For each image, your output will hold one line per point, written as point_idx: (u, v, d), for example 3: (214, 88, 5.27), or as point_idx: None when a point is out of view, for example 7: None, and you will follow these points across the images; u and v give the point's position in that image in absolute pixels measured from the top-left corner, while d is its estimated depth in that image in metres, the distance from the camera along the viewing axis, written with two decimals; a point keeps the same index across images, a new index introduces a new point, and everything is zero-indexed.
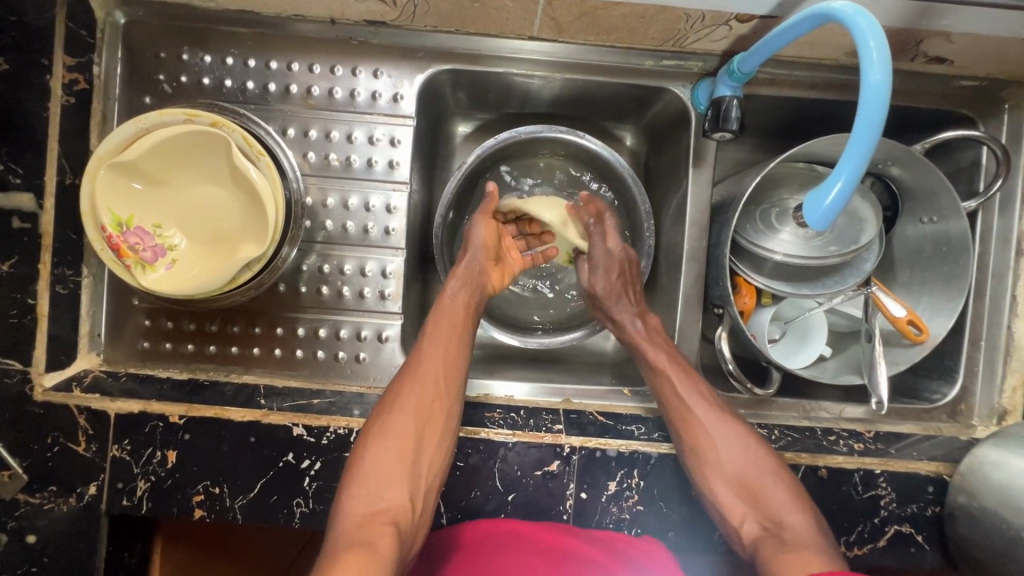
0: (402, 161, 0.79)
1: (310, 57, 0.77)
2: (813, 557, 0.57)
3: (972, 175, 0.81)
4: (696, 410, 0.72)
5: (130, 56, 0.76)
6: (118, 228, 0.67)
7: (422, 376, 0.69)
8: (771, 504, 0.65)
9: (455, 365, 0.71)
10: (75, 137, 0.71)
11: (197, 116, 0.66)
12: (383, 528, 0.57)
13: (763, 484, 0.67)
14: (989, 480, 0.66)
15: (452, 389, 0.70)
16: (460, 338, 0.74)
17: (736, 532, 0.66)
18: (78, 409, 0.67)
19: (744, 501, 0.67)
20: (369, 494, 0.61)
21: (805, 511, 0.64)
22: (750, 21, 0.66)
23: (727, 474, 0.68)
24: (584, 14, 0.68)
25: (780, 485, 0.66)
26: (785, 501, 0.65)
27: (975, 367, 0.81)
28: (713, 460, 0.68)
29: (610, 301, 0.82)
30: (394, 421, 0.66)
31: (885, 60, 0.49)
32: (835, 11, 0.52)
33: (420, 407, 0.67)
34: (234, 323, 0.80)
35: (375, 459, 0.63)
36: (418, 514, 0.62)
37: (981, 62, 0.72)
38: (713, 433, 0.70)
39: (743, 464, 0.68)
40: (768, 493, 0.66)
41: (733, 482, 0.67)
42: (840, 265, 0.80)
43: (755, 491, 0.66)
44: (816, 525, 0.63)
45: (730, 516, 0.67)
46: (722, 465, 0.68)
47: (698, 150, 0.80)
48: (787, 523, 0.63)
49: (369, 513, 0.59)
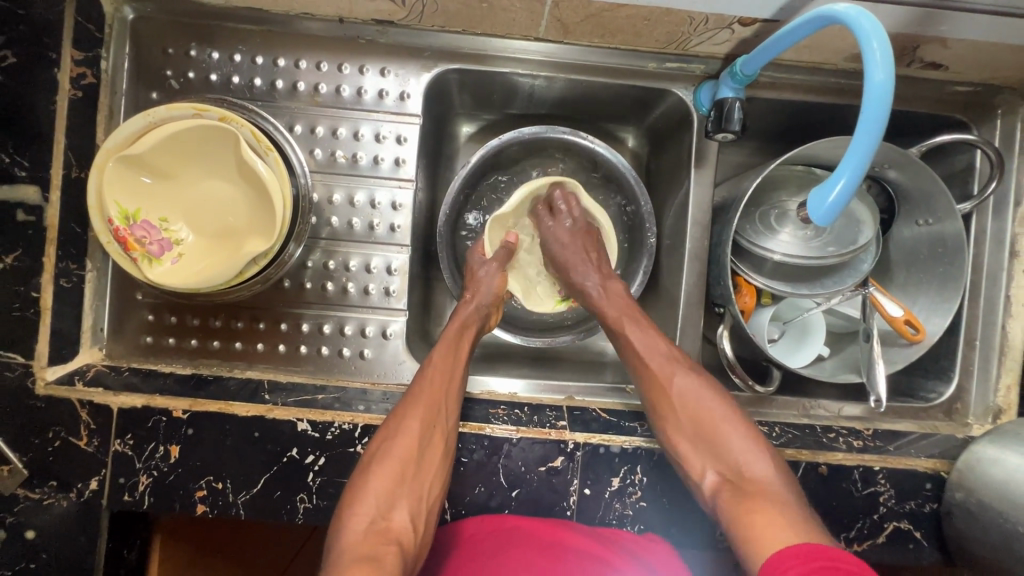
0: (408, 159, 0.79)
1: (317, 55, 0.77)
2: (774, 510, 0.56)
3: (967, 178, 0.83)
4: (658, 365, 0.72)
5: (138, 52, 0.76)
6: (125, 220, 0.67)
7: (424, 400, 0.68)
8: (731, 455, 0.64)
9: (457, 389, 0.71)
10: (82, 131, 0.72)
11: (205, 110, 0.66)
12: (387, 546, 0.57)
13: (723, 426, 0.66)
14: (986, 477, 0.67)
15: (453, 411, 0.69)
16: (462, 366, 0.74)
17: (698, 487, 0.65)
18: (80, 403, 0.67)
19: (706, 453, 0.65)
20: (371, 511, 0.60)
21: (766, 459, 0.63)
22: (752, 25, 0.67)
23: (687, 420, 0.67)
24: (590, 16, 0.69)
25: (740, 429, 0.66)
26: (744, 447, 0.64)
27: (970, 367, 0.83)
28: (672, 409, 0.69)
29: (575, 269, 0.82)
30: (398, 443, 0.64)
31: (889, 61, 0.50)
32: (838, 13, 0.53)
33: (424, 427, 0.66)
34: (238, 319, 0.79)
35: (376, 476, 0.62)
36: (420, 534, 0.61)
37: (975, 68, 0.74)
38: (673, 385, 0.70)
39: (704, 410, 0.67)
40: (726, 437, 0.65)
41: (693, 426, 0.67)
42: (838, 267, 0.82)
43: (714, 436, 0.66)
44: (777, 470, 0.62)
45: (691, 470, 0.66)
46: (681, 416, 0.68)
47: (700, 151, 0.81)
48: (748, 471, 0.62)
49: (372, 529, 0.58)
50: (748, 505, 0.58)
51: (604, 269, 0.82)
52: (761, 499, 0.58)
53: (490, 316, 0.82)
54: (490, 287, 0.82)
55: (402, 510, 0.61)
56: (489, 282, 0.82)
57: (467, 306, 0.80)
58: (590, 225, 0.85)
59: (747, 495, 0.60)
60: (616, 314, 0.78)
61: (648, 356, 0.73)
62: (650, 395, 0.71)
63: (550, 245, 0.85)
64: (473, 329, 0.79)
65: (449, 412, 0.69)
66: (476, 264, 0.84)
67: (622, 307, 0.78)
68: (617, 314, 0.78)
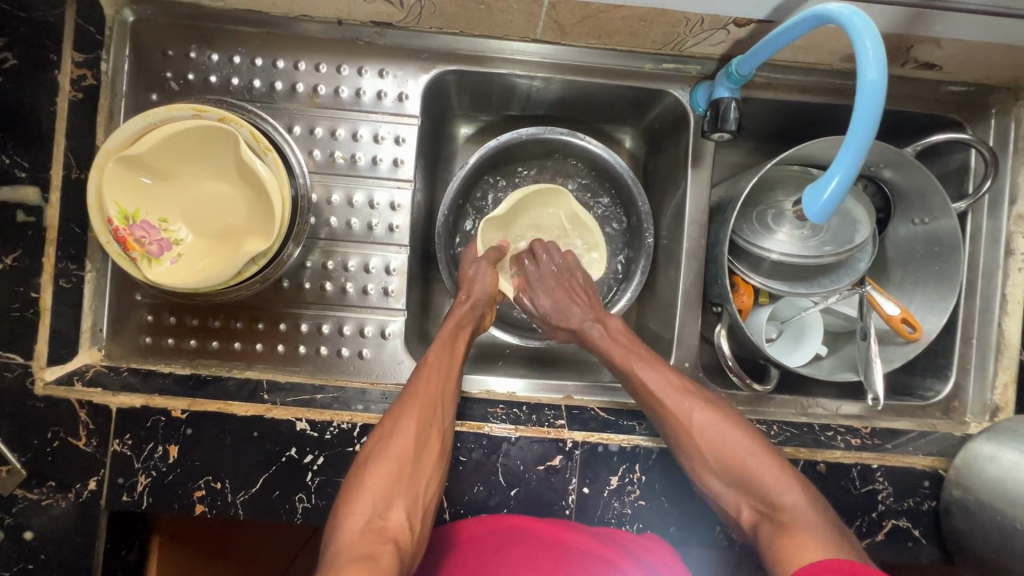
0: (407, 159, 0.80)
1: (316, 57, 0.78)
2: (808, 543, 0.55)
3: (962, 177, 0.84)
4: (668, 402, 0.69)
5: (138, 54, 0.77)
6: (124, 220, 0.67)
7: (421, 399, 0.68)
8: (760, 486, 0.62)
9: (453, 388, 0.71)
10: (82, 133, 0.72)
11: (205, 111, 0.67)
12: (384, 544, 0.57)
13: (749, 461, 0.63)
14: (983, 474, 0.68)
15: (449, 410, 0.69)
16: (459, 366, 0.74)
17: (736, 522, 0.64)
18: (79, 403, 0.67)
19: (736, 487, 0.63)
20: (368, 510, 0.60)
21: (794, 486, 0.60)
22: (747, 25, 0.68)
23: (712, 458, 0.64)
24: (586, 17, 0.70)
25: (768, 461, 0.63)
26: (773, 477, 0.61)
27: (967, 365, 0.83)
28: (694, 451, 0.66)
29: (566, 315, 0.83)
30: (394, 442, 0.64)
31: (881, 59, 0.51)
32: (832, 12, 0.54)
33: (420, 427, 0.66)
34: (238, 319, 0.80)
35: (372, 477, 0.62)
36: (418, 531, 0.61)
37: (969, 68, 0.75)
38: (687, 420, 0.67)
39: (728, 446, 0.64)
40: (755, 472, 0.62)
41: (720, 465, 0.64)
42: (835, 266, 0.82)
43: (742, 472, 0.63)
44: (807, 497, 0.60)
45: (726, 505, 0.64)
46: (702, 450, 0.65)
47: (696, 151, 0.81)
48: (778, 502, 0.60)
49: (368, 527, 0.58)
50: (783, 539, 0.57)
51: (596, 307, 0.83)
52: (796, 534, 0.56)
53: (484, 317, 0.83)
54: (483, 286, 0.81)
55: (399, 508, 0.61)
56: (482, 280, 0.81)
57: (463, 305, 0.80)
58: (574, 269, 0.86)
59: (782, 529, 0.58)
60: (625, 357, 0.75)
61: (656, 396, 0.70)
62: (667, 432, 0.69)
63: (534, 301, 0.85)
64: (468, 330, 0.79)
65: (447, 411, 0.69)
66: (470, 264, 0.83)
67: (625, 347, 0.76)
68: (621, 354, 0.76)
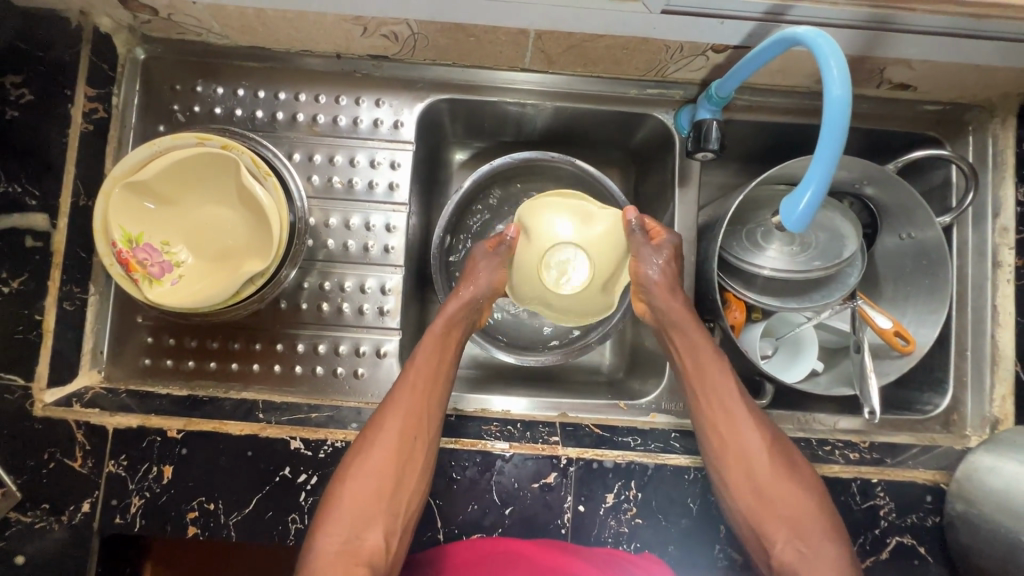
0: (402, 183, 0.83)
1: (316, 89, 0.82)
2: None
3: (944, 192, 0.86)
4: (739, 417, 0.70)
5: (147, 89, 0.81)
6: (128, 244, 0.70)
7: (403, 413, 0.68)
8: (797, 522, 0.65)
9: (440, 391, 0.71)
10: (93, 162, 0.75)
11: (208, 139, 0.71)
12: (358, 567, 0.60)
13: (793, 494, 0.66)
14: (984, 487, 0.66)
15: (435, 421, 0.69)
16: (447, 369, 0.73)
17: (765, 560, 0.66)
18: (77, 424, 0.68)
19: (779, 523, 0.66)
20: (343, 532, 0.62)
21: (829, 531, 0.65)
22: (725, 51, 0.71)
23: (753, 487, 0.67)
24: (571, 47, 0.73)
25: (809, 498, 0.66)
26: (810, 513, 0.65)
27: (963, 377, 0.83)
28: (739, 479, 0.68)
29: (667, 287, 0.75)
30: (374, 457, 0.65)
31: (845, 77, 0.53)
32: (799, 35, 0.57)
33: (402, 440, 0.66)
34: (235, 339, 0.81)
35: (351, 493, 0.64)
36: (393, 551, 0.63)
37: (940, 87, 0.78)
38: (746, 440, 0.69)
39: (773, 479, 0.67)
40: (797, 510, 0.66)
41: (759, 494, 0.67)
42: (827, 280, 0.83)
43: (783, 507, 0.66)
44: (846, 554, 0.64)
45: (765, 543, 0.66)
46: (754, 480, 0.68)
47: (682, 170, 0.84)
48: (815, 547, 0.64)
49: (345, 549, 0.61)
50: None
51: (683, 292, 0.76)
52: None
53: (483, 313, 0.80)
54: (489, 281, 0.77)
55: (377, 528, 0.63)
56: (488, 276, 0.77)
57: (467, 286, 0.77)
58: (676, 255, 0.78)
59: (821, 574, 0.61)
60: (693, 365, 0.74)
61: (729, 407, 0.71)
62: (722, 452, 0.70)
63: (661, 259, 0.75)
64: (459, 331, 0.77)
65: (433, 420, 0.69)
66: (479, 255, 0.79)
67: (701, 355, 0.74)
68: (693, 363, 0.74)
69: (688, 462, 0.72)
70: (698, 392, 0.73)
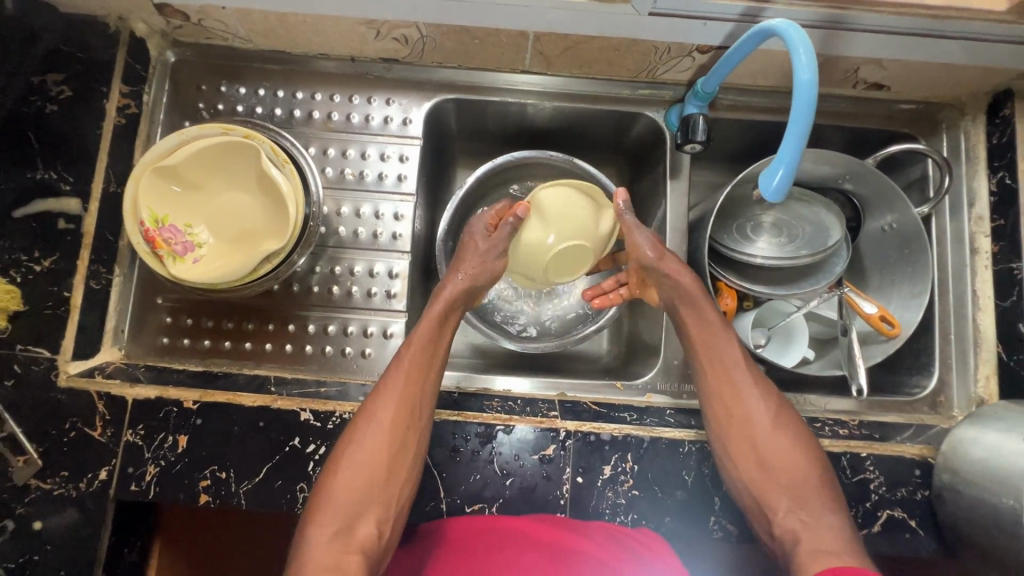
0: (409, 175, 0.88)
1: (331, 88, 0.88)
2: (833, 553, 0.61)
3: (922, 185, 0.91)
4: (746, 389, 0.75)
5: (175, 88, 0.87)
6: (154, 224, 0.74)
7: (393, 403, 0.70)
8: (801, 493, 0.68)
9: (432, 378, 0.74)
10: (123, 152, 0.81)
11: (231, 129, 0.76)
12: (350, 555, 0.62)
13: (789, 464, 0.70)
14: (967, 457, 0.69)
15: (427, 408, 0.72)
16: (438, 360, 0.75)
17: (769, 533, 0.68)
18: (98, 395, 0.71)
19: (784, 494, 0.69)
20: (336, 520, 0.64)
21: (829, 501, 0.67)
22: (709, 52, 0.78)
23: (757, 457, 0.71)
24: (567, 49, 0.80)
25: (810, 468, 0.70)
26: (813, 482, 0.69)
27: (948, 359, 0.86)
28: (743, 452, 0.71)
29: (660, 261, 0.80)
30: (366, 447, 0.68)
31: (812, 62, 0.59)
32: (770, 27, 0.63)
33: (394, 429, 0.69)
34: (250, 320, 0.85)
35: (342, 482, 0.66)
36: (386, 538, 0.66)
37: (912, 86, 0.84)
38: (751, 412, 0.73)
39: (777, 450, 0.71)
40: (802, 477, 0.69)
41: (764, 467, 0.71)
42: (814, 269, 0.86)
43: (785, 477, 0.70)
44: (848, 524, 0.66)
45: (770, 515, 0.69)
46: (760, 451, 0.71)
47: (674, 164, 0.89)
48: (823, 517, 0.66)
49: (338, 535, 0.63)
50: (818, 551, 0.62)
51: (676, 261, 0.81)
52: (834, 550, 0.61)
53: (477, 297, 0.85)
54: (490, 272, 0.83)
55: (367, 518, 0.65)
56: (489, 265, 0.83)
57: (462, 277, 0.81)
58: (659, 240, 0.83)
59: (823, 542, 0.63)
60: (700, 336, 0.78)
61: (735, 379, 0.75)
62: (728, 425, 0.73)
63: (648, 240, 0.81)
64: (451, 324, 0.80)
65: (424, 408, 0.71)
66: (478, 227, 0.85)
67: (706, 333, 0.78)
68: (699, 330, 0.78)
69: (682, 436, 0.74)
70: (704, 362, 0.77)
